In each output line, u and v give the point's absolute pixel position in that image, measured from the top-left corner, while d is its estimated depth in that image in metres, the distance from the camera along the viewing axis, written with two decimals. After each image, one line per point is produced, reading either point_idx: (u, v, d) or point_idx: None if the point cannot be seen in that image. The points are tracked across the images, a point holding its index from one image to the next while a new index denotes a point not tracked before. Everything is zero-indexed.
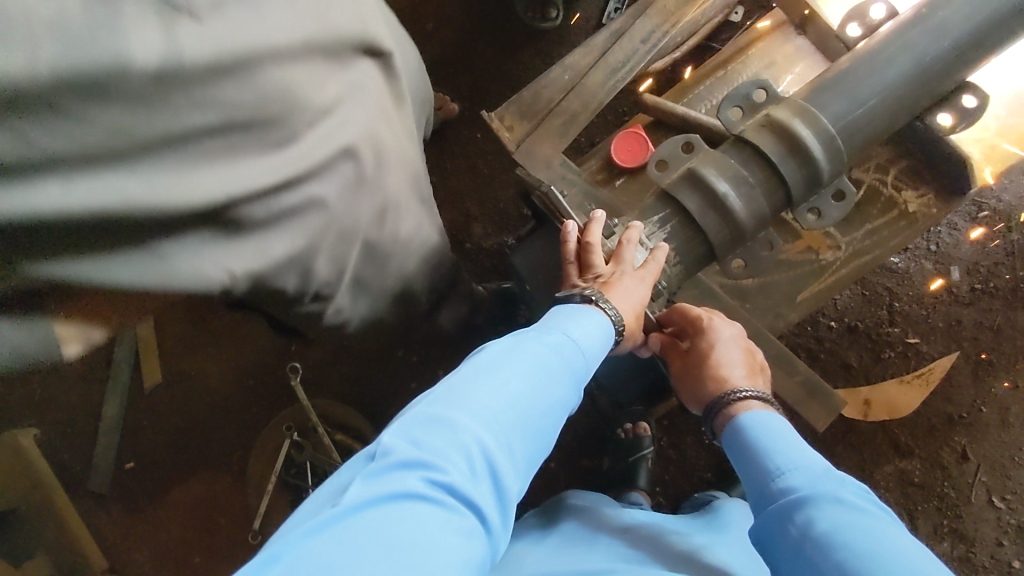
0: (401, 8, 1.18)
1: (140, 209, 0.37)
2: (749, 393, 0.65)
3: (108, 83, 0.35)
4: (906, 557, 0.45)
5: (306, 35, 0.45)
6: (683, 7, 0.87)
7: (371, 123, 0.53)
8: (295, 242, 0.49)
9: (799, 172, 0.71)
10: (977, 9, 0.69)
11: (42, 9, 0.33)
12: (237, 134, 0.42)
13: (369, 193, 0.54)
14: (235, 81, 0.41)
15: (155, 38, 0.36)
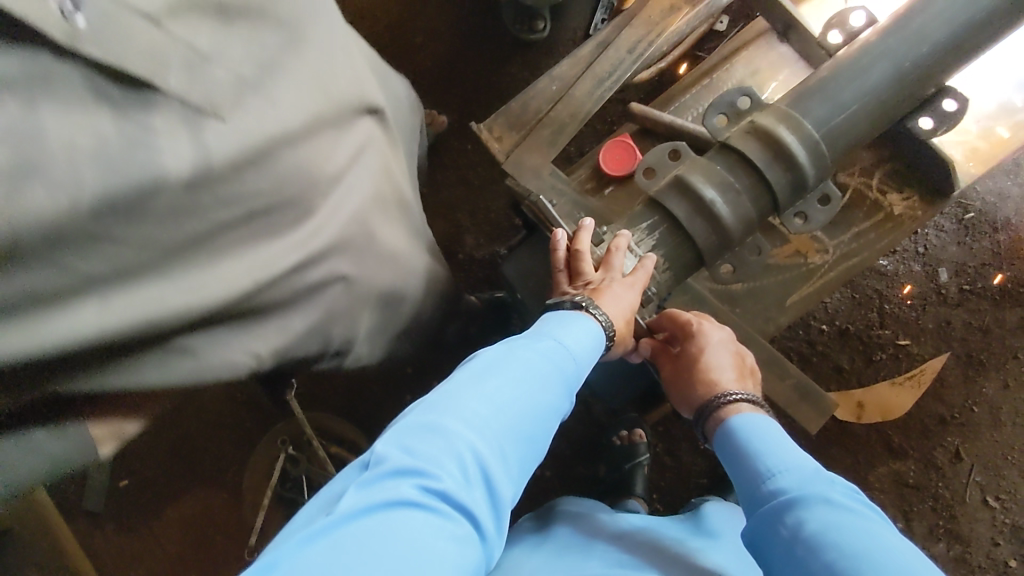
0: (389, 22, 1.19)
1: (180, 313, 0.42)
2: (739, 396, 0.65)
3: (146, 202, 0.38)
4: (894, 556, 0.45)
5: (314, 117, 0.50)
6: (667, 17, 0.89)
7: (372, 185, 0.58)
8: (312, 313, 0.54)
9: (784, 177, 0.72)
10: (953, 15, 0.70)
11: (82, 139, 0.36)
12: (260, 220, 0.47)
13: (375, 250, 0.59)
14: (258, 174, 0.45)
15: (186, 150, 0.40)
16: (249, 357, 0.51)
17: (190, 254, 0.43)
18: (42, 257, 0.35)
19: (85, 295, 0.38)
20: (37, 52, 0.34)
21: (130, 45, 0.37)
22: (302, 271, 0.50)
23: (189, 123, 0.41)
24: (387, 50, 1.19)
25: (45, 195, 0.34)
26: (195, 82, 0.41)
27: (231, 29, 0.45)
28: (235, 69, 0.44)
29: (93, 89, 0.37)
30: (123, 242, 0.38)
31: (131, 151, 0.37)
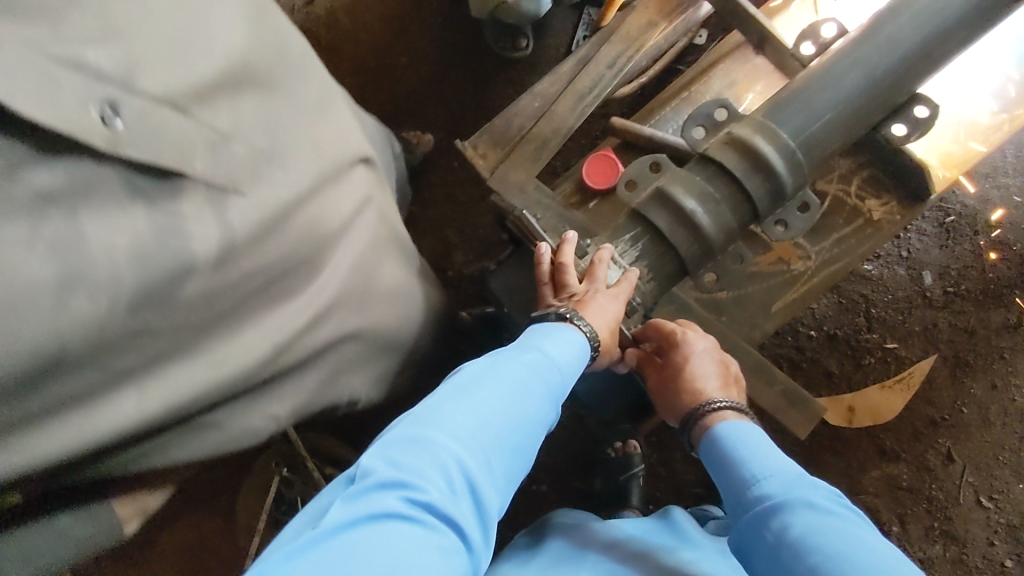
0: (374, 45, 1.21)
1: (209, 387, 0.46)
2: (725, 403, 0.67)
3: (178, 288, 0.42)
4: (877, 558, 0.47)
5: (316, 179, 0.54)
6: (645, 33, 0.91)
7: (370, 235, 0.62)
8: (321, 367, 0.58)
9: (763, 186, 0.73)
10: (921, 24, 0.72)
11: (122, 241, 0.39)
12: (277, 285, 0.50)
13: (378, 295, 0.63)
14: (274, 240, 0.49)
15: (212, 231, 0.44)
16: (267, 420, 0.55)
17: (217, 329, 0.46)
18: (90, 355, 0.38)
19: (122, 385, 0.41)
20: (79, 161, 0.38)
21: (162, 140, 0.41)
22: (317, 326, 0.54)
23: (213, 203, 0.44)
24: (373, 72, 1.21)
25: (91, 299, 0.37)
26: (218, 162, 0.45)
27: (241, 108, 0.49)
28: (248, 143, 0.48)
29: (129, 186, 0.40)
30: (158, 330, 0.42)
31: (164, 241, 0.41)
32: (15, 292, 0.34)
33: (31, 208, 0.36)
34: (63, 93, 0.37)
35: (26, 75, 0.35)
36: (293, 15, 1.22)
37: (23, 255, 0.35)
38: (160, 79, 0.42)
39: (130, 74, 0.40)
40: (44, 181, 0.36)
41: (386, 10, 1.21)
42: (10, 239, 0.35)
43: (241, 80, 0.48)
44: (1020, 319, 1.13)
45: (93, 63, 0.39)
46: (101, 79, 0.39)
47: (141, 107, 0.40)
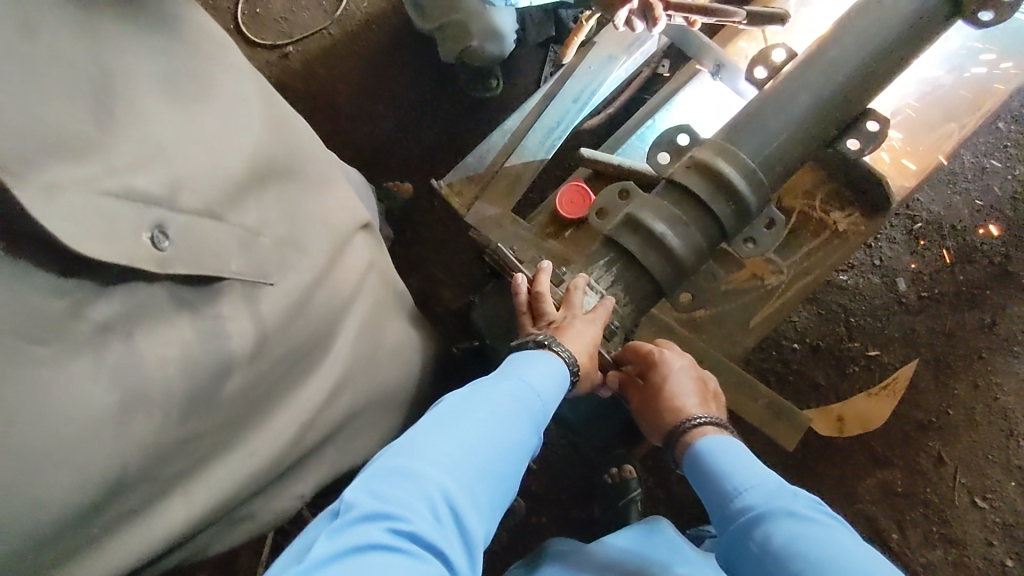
0: (350, 94, 1.25)
1: (248, 473, 0.51)
2: (705, 419, 0.70)
3: (216, 389, 0.48)
4: (854, 558, 0.52)
5: (327, 257, 0.60)
6: (606, 67, 0.94)
7: (375, 299, 0.68)
8: (337, 433, 0.63)
9: (728, 207, 0.76)
10: (862, 45, 0.76)
11: (172, 351, 0.44)
12: (300, 362, 0.56)
13: (386, 353, 0.68)
14: (297, 323, 0.55)
15: (247, 327, 0.50)
16: (292, 496, 0.61)
17: (252, 421, 0.52)
18: (149, 468, 0.44)
19: (174, 490, 0.47)
20: (134, 286, 0.43)
21: (203, 252, 0.46)
22: (335, 393, 0.60)
23: (247, 301, 0.50)
24: (350, 120, 1.24)
25: (148, 415, 0.43)
26: (248, 260, 0.51)
27: (264, 204, 0.54)
28: (274, 234, 0.54)
29: (175, 300, 0.45)
30: (204, 431, 0.48)
31: (208, 346, 0.47)
32: (85, 418, 0.39)
33: (95, 340, 0.41)
34: (120, 227, 0.41)
35: (92, 220, 0.39)
36: (269, 70, 1.26)
37: (89, 383, 0.40)
38: (199, 194, 0.47)
39: (173, 195, 0.45)
40: (104, 312, 0.41)
41: (359, 60, 1.26)
42: (77, 372, 0.39)
43: (261, 178, 0.54)
44: (994, 318, 1.16)
45: (142, 189, 0.43)
46: (150, 205, 0.43)
47: (184, 223, 0.45)
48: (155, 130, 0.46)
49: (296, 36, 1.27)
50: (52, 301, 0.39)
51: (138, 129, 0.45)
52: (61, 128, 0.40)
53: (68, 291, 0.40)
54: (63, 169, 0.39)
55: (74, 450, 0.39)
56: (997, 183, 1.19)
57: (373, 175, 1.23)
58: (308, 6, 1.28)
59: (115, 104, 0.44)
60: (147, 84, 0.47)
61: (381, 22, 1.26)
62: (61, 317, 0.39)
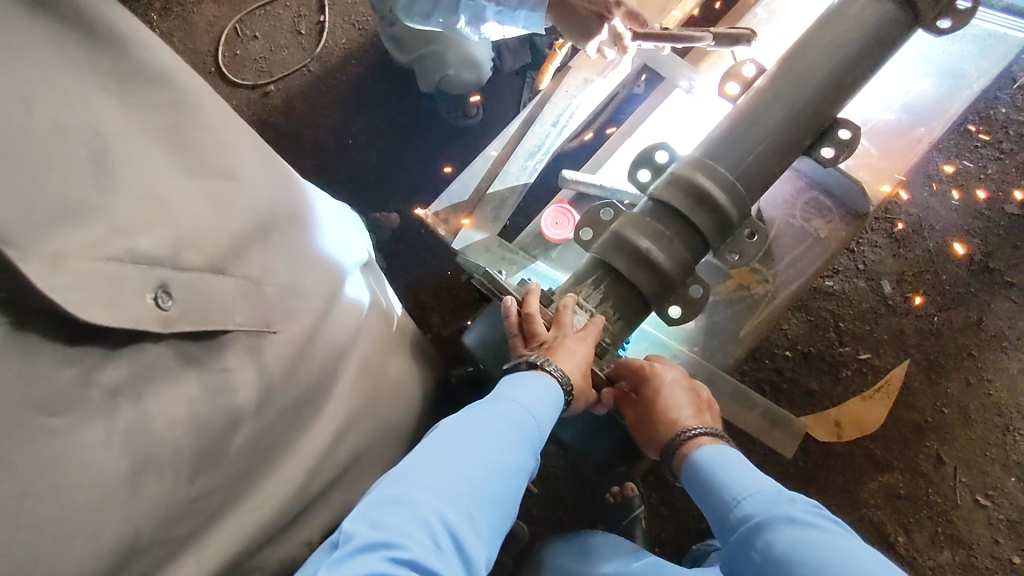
0: (334, 129, 1.27)
1: (258, 520, 0.51)
2: (700, 430, 0.71)
3: (223, 443, 0.48)
4: (856, 562, 0.52)
5: (326, 300, 0.60)
6: (582, 90, 0.96)
7: (375, 337, 0.68)
8: (341, 474, 0.62)
9: (709, 220, 0.78)
10: (828, 59, 0.78)
11: (179, 411, 0.44)
12: (304, 408, 0.56)
13: (388, 386, 0.69)
14: (300, 371, 0.55)
15: (252, 380, 0.50)
16: (300, 532, 0.59)
17: (260, 470, 0.52)
18: (162, 531, 0.44)
19: (187, 546, 0.47)
20: (141, 346, 0.43)
21: (207, 309, 0.46)
22: (339, 431, 0.60)
23: (252, 352, 0.50)
24: (334, 153, 1.26)
25: (159, 477, 0.43)
26: (252, 311, 0.50)
27: (268, 253, 0.54)
28: (277, 282, 0.54)
29: (181, 356, 0.45)
30: (213, 487, 0.48)
31: (215, 403, 0.47)
32: (99, 487, 0.39)
33: (104, 404, 0.40)
34: (126, 290, 0.41)
35: (97, 288, 0.39)
36: (251, 108, 1.28)
37: (101, 451, 0.40)
38: (201, 251, 0.47)
39: (176, 253, 0.45)
40: (113, 377, 0.41)
41: (340, 94, 1.28)
42: (89, 440, 0.39)
43: (265, 227, 0.53)
44: (980, 316, 1.18)
45: (145, 251, 0.43)
46: (154, 266, 0.43)
47: (188, 280, 0.45)
48: (154, 188, 0.45)
49: (276, 74, 1.29)
50: (60, 370, 0.38)
51: (139, 187, 0.44)
52: (63, 194, 0.40)
53: (76, 360, 0.39)
54: (67, 237, 0.39)
55: (88, 521, 0.39)
56: (971, 183, 1.22)
57: (360, 206, 1.23)
58: (288, 45, 1.30)
59: (115, 161, 0.44)
60: (144, 140, 0.47)
61: (360, 57, 1.29)
62: (70, 386, 0.39)
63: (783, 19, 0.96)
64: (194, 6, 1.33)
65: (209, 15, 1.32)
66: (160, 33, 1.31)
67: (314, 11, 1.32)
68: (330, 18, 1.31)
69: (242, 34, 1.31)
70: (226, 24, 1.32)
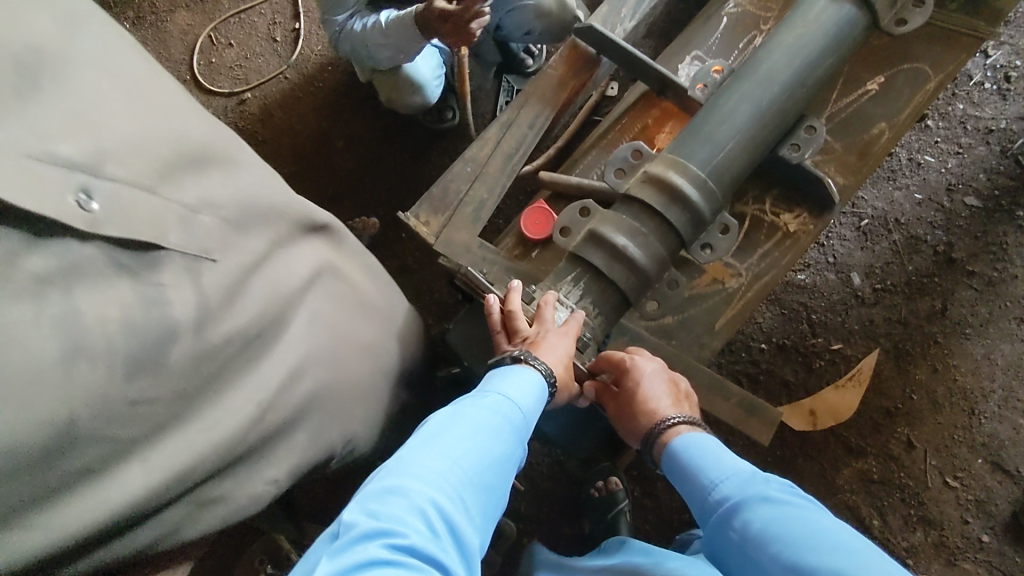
0: (311, 135, 1.28)
1: (214, 450, 0.47)
2: (679, 419, 0.74)
3: (158, 354, 0.44)
4: (827, 532, 0.55)
5: (273, 243, 0.57)
6: (558, 93, 0.95)
7: (333, 299, 0.65)
8: (308, 433, 0.59)
9: (683, 215, 0.80)
10: (791, 59, 0.82)
11: (112, 312, 0.42)
12: (258, 348, 0.53)
13: (350, 352, 0.66)
14: (245, 302, 0.52)
15: (190, 298, 0.47)
16: (271, 484, 0.56)
17: (208, 396, 0.48)
18: (94, 428, 0.40)
19: (130, 455, 0.43)
20: (64, 244, 0.40)
21: (136, 220, 0.44)
22: (297, 383, 0.56)
23: (190, 271, 0.47)
24: (312, 159, 1.27)
25: (92, 367, 0.40)
26: (189, 236, 0.48)
27: (215, 181, 0.52)
28: (219, 213, 0.51)
29: (113, 262, 0.43)
30: (156, 397, 0.44)
31: (149, 312, 0.44)
32: (25, 368, 0.36)
33: (31, 290, 0.38)
34: (44, 183, 0.39)
35: (15, 176, 0.38)
36: (228, 116, 1.29)
37: (30, 333, 0.37)
38: (127, 165, 0.44)
39: (100, 161, 0.43)
40: (40, 266, 0.39)
41: (316, 101, 1.29)
42: (15, 319, 0.37)
43: (202, 157, 0.51)
44: (945, 304, 1.22)
45: (66, 155, 0.41)
46: (74, 168, 0.41)
47: (113, 189, 0.43)
48: (79, 100, 0.43)
49: (252, 82, 1.30)
50: None
51: (65, 92, 0.43)
52: None
53: None
54: None
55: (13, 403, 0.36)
56: (932, 177, 1.27)
57: (340, 213, 1.25)
58: (263, 53, 1.32)
59: (38, 66, 0.42)
60: (78, 51, 0.45)
61: (337, 63, 1.30)
62: None
63: (749, 23, 1.00)
64: (168, 16, 1.35)
65: (184, 23, 1.34)
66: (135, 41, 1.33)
67: (289, 18, 1.33)
68: (306, 25, 1.32)
69: (217, 42, 1.33)
70: (200, 32, 1.33)
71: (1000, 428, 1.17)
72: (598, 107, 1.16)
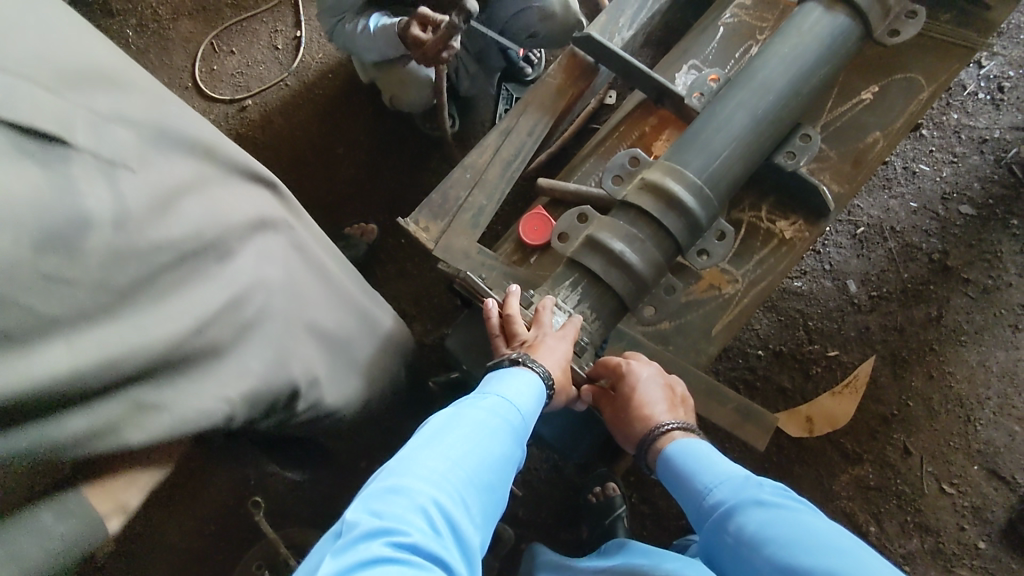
0: (311, 142, 1.29)
1: (145, 344, 0.47)
2: (673, 425, 0.75)
3: (72, 236, 0.44)
4: (820, 534, 0.55)
5: (205, 175, 0.58)
6: (557, 100, 0.97)
7: (281, 247, 0.65)
8: (263, 365, 0.58)
9: (680, 221, 0.81)
10: (785, 68, 0.84)
11: (21, 189, 0.42)
12: (192, 266, 0.53)
13: (304, 301, 0.66)
14: (173, 216, 0.52)
15: (106, 195, 0.47)
16: (225, 406, 0.53)
17: (137, 296, 0.48)
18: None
19: (52, 330, 0.42)
20: None
21: (38, 113, 0.46)
22: (239, 309, 0.57)
23: (105, 174, 0.48)
24: (312, 165, 1.28)
25: None
26: (98, 141, 0.49)
27: (131, 108, 0.54)
28: (133, 132, 0.53)
29: (19, 148, 0.44)
30: (74, 277, 0.44)
31: (62, 196, 0.44)
32: None
33: None
34: None
35: None
36: (229, 123, 1.30)
37: None
38: (27, 70, 0.47)
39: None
40: None
41: (317, 108, 1.30)
42: None
43: (113, 84, 0.53)
44: (940, 311, 1.22)
45: None
46: None
47: (12, 84, 0.45)
48: None
49: (253, 89, 1.31)
50: None
51: None
52: None
53: None
54: None
55: None
56: (927, 185, 1.28)
57: (340, 219, 1.26)
58: (264, 60, 1.33)
59: None
60: None
61: (337, 71, 1.31)
62: None
63: (745, 33, 1.01)
64: (171, 24, 1.36)
65: (186, 32, 1.35)
66: (138, 49, 1.35)
67: (291, 26, 1.34)
68: (307, 33, 1.33)
69: (219, 50, 1.34)
70: (203, 40, 1.35)
71: (995, 434, 1.17)
72: (596, 115, 1.17)
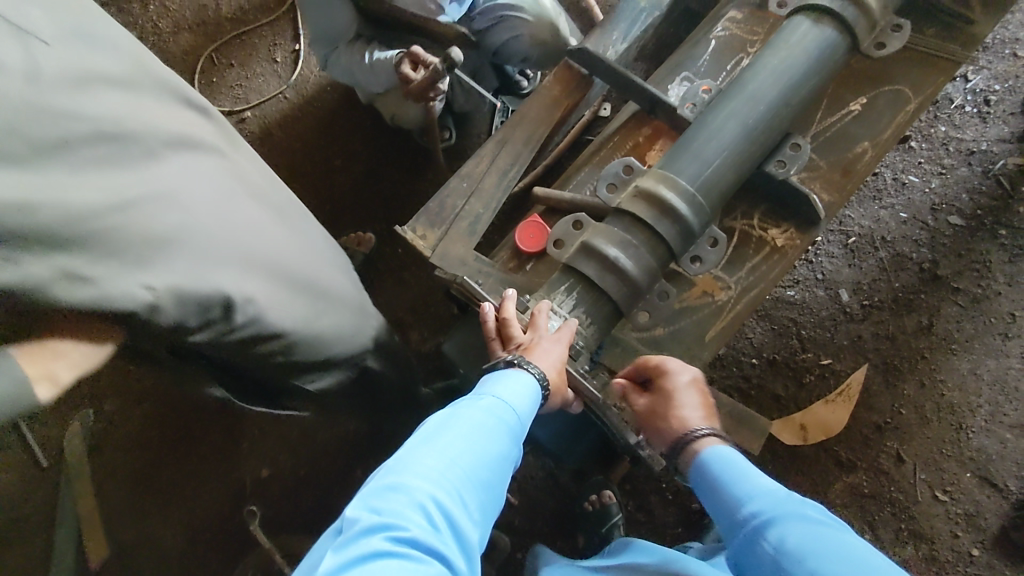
0: (309, 153, 1.31)
1: (52, 198, 0.46)
2: (709, 431, 0.76)
3: None
4: (865, 557, 0.56)
5: (136, 76, 0.58)
6: (552, 111, 0.98)
7: (218, 165, 0.63)
8: (198, 265, 0.55)
9: (673, 228, 0.82)
10: (775, 80, 0.86)
11: None
12: (115, 147, 0.52)
13: (241, 221, 0.63)
14: (90, 93, 0.52)
15: (16, 56, 0.48)
16: (150, 292, 0.50)
17: (50, 157, 0.47)
18: None
19: None
20: None
21: None
22: (166, 202, 0.55)
23: (18, 40, 0.48)
24: (310, 176, 1.29)
25: None
26: (17, 14, 0.50)
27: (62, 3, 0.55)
28: (60, 20, 0.53)
29: None
30: None
31: None
32: None
33: None
34: None
35: None
36: None
37: None
38: None
39: None
40: None
41: (315, 120, 1.32)
42: None
43: None
44: (931, 320, 1.24)
45: None
46: None
47: None
48: None
49: (252, 101, 1.33)
50: None
51: None
52: None
53: None
54: None
55: None
56: (916, 196, 1.30)
57: (338, 228, 1.27)
58: (264, 73, 1.35)
59: None
60: None
61: (335, 83, 1.33)
62: None
63: (736, 46, 1.04)
64: (171, 37, 1.38)
65: (187, 44, 1.37)
66: None
67: (290, 40, 1.36)
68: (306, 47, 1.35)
69: (218, 62, 1.36)
70: (203, 52, 1.37)
71: (987, 442, 1.18)
72: (591, 126, 1.19)
